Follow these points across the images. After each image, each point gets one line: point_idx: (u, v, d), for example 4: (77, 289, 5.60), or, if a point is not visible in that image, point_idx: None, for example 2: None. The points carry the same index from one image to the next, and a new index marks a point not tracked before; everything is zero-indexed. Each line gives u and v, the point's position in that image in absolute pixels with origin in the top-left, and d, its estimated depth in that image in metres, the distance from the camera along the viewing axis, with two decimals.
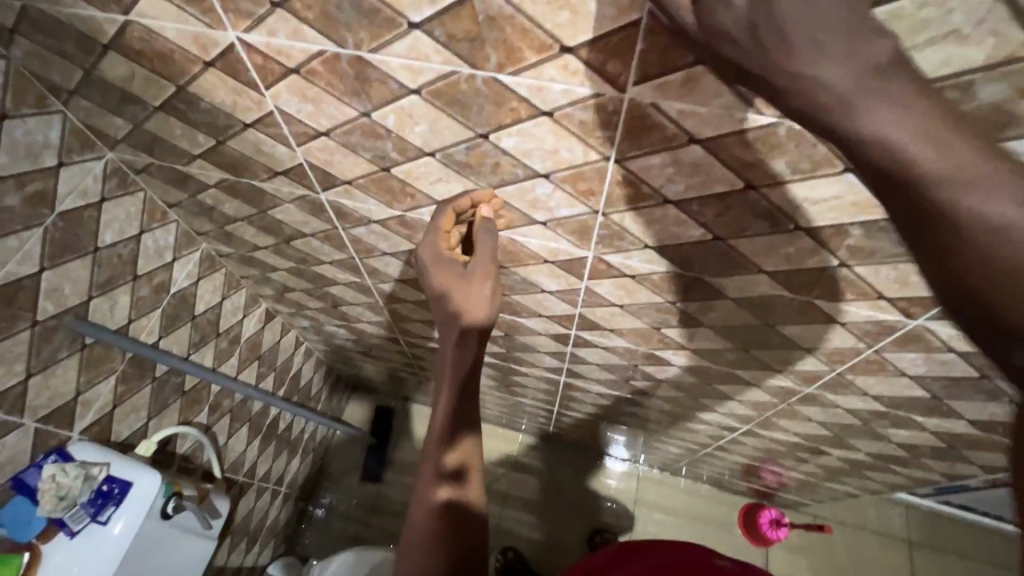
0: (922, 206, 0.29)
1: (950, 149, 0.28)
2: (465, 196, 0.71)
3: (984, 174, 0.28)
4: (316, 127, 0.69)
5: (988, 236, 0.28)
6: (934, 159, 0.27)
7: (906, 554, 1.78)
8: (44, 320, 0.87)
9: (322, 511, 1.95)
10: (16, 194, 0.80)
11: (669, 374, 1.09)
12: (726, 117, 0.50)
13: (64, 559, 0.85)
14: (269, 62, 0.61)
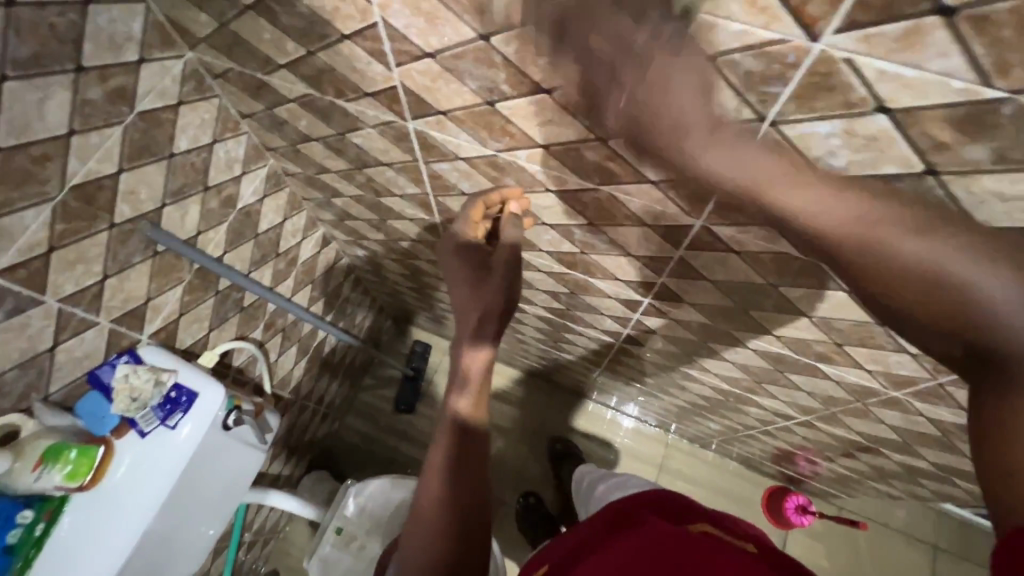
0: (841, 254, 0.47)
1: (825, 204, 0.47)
2: (497, 193, 0.84)
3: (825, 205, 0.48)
4: (424, 47, 0.62)
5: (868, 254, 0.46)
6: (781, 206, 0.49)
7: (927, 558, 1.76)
8: (121, 223, 0.86)
9: (355, 433, 2.03)
10: (99, 88, 0.76)
11: (738, 356, 1.04)
12: (940, 84, 0.41)
13: (136, 456, 0.89)
14: None
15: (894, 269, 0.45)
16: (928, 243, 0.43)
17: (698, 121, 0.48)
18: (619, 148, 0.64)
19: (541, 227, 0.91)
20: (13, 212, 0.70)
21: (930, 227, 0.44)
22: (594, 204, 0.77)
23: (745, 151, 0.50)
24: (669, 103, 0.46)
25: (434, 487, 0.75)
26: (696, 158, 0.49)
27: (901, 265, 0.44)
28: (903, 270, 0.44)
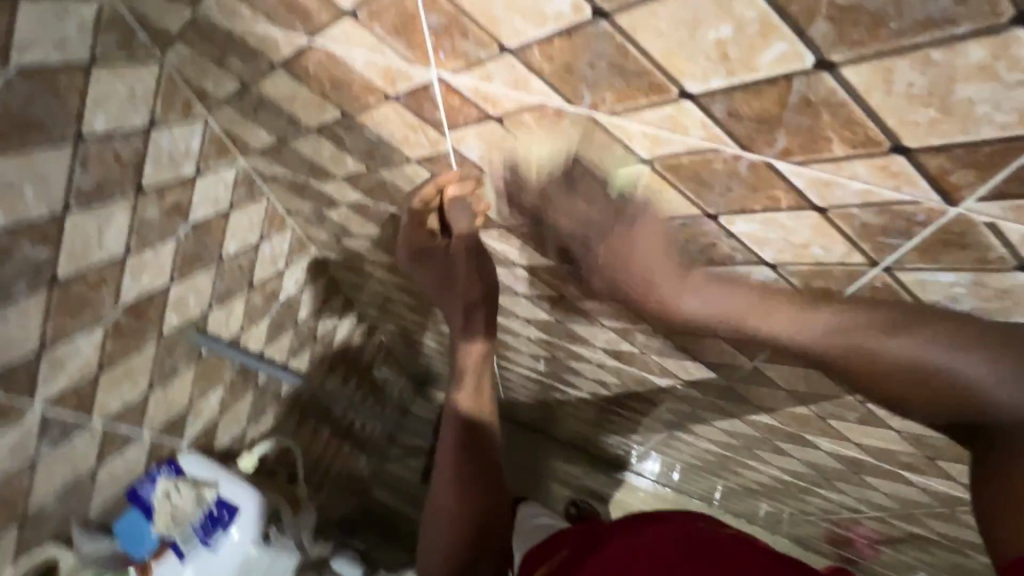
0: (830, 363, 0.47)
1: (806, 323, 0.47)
2: (430, 183, 0.63)
3: (778, 312, 0.49)
4: (496, 175, 0.60)
5: (880, 363, 0.44)
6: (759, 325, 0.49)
7: None
8: (169, 333, 0.84)
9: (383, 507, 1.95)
10: (157, 206, 0.75)
11: (808, 455, 0.97)
12: None
13: None
14: (466, 106, 0.52)
15: (892, 370, 0.44)
16: (901, 343, 0.43)
17: (663, 277, 0.53)
18: None
19: (600, 327, 0.87)
20: (68, 340, 0.68)
21: (902, 323, 0.44)
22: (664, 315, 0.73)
23: (716, 292, 0.52)
24: (630, 269, 0.52)
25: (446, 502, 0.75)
26: (673, 310, 0.53)
27: (887, 370, 0.44)
28: (874, 367, 0.45)
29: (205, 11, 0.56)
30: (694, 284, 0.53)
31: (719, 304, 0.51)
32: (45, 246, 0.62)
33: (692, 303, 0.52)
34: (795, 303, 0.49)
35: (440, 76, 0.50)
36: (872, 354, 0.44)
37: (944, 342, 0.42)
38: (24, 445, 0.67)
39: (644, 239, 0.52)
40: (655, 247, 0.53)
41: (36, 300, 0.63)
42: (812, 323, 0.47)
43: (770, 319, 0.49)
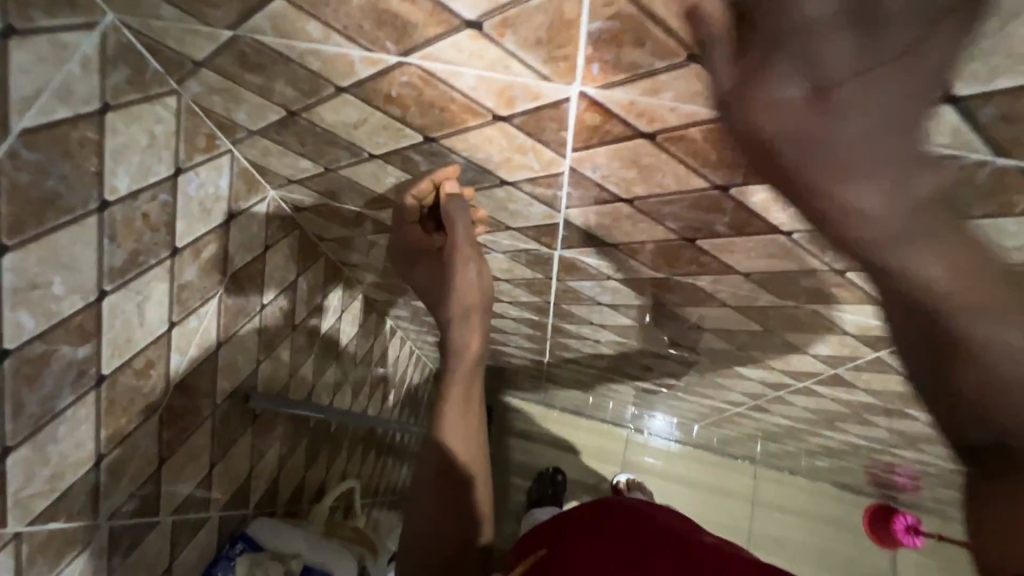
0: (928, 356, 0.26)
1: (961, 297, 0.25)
2: (426, 177, 0.56)
3: (921, 226, 0.24)
4: (621, 194, 0.51)
5: (992, 353, 0.24)
6: (936, 280, 0.25)
7: None
8: (222, 401, 0.74)
9: None
10: (194, 265, 0.63)
11: (900, 425, 0.95)
12: None
13: None
14: (607, 124, 0.43)
15: None
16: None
17: (901, 228, 0.24)
18: (853, 279, 0.54)
19: (693, 329, 0.81)
20: (124, 441, 0.58)
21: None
22: (783, 317, 0.67)
23: (943, 248, 0.25)
24: (811, 182, 0.25)
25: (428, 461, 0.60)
26: (852, 210, 0.25)
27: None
28: (1004, 391, 0.24)
29: (252, 31, 0.43)
30: (931, 224, 0.25)
31: (942, 253, 0.25)
32: (85, 343, 0.51)
33: (920, 252, 0.25)
34: (1019, 282, 0.24)
35: (584, 91, 0.40)
36: (1014, 363, 0.24)
37: None
38: (96, 566, 0.58)
39: (905, 109, 0.23)
40: (853, 139, 0.23)
41: (85, 406, 0.53)
42: (937, 259, 0.24)
43: (909, 248, 0.25)
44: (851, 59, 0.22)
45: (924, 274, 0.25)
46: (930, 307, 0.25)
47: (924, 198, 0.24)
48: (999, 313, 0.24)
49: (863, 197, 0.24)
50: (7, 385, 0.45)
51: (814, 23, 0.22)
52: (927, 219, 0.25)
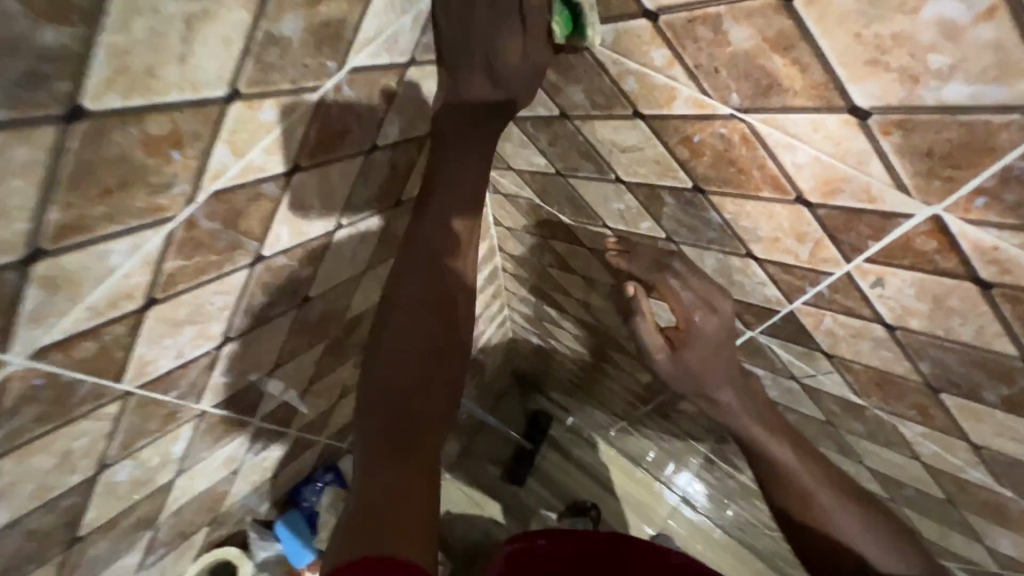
0: (774, 497, 0.54)
1: (791, 474, 0.53)
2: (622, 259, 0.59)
3: (767, 421, 0.56)
4: (885, 319, 0.46)
5: (795, 492, 0.52)
6: (782, 452, 0.54)
7: None
8: (369, 344, 0.77)
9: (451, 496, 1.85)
10: (404, 219, 0.66)
11: None
12: None
13: None
14: (935, 254, 0.37)
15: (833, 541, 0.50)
16: (849, 510, 0.51)
17: (718, 350, 0.54)
18: None
19: (851, 461, 0.72)
20: (296, 356, 0.62)
21: (833, 482, 0.53)
22: (984, 499, 0.58)
23: (749, 407, 0.56)
24: (689, 354, 0.54)
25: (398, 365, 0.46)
26: (712, 392, 0.55)
27: (825, 522, 0.51)
28: (810, 517, 0.51)
29: (589, 37, 0.42)
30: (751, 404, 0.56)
31: (763, 425, 0.55)
32: (309, 266, 0.54)
33: (727, 392, 0.55)
34: (809, 451, 0.55)
35: (938, 216, 0.35)
36: (829, 515, 0.51)
37: (837, 500, 0.51)
38: (234, 456, 0.63)
39: (705, 344, 0.54)
40: (713, 346, 0.54)
41: (285, 320, 0.56)
42: (749, 420, 0.55)
43: (745, 420, 0.55)
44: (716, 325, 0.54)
45: (758, 435, 0.55)
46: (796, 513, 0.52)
47: (751, 387, 0.57)
48: (806, 464, 0.53)
49: (729, 402, 0.55)
50: (251, 286, 0.48)
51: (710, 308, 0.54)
52: (751, 388, 0.57)
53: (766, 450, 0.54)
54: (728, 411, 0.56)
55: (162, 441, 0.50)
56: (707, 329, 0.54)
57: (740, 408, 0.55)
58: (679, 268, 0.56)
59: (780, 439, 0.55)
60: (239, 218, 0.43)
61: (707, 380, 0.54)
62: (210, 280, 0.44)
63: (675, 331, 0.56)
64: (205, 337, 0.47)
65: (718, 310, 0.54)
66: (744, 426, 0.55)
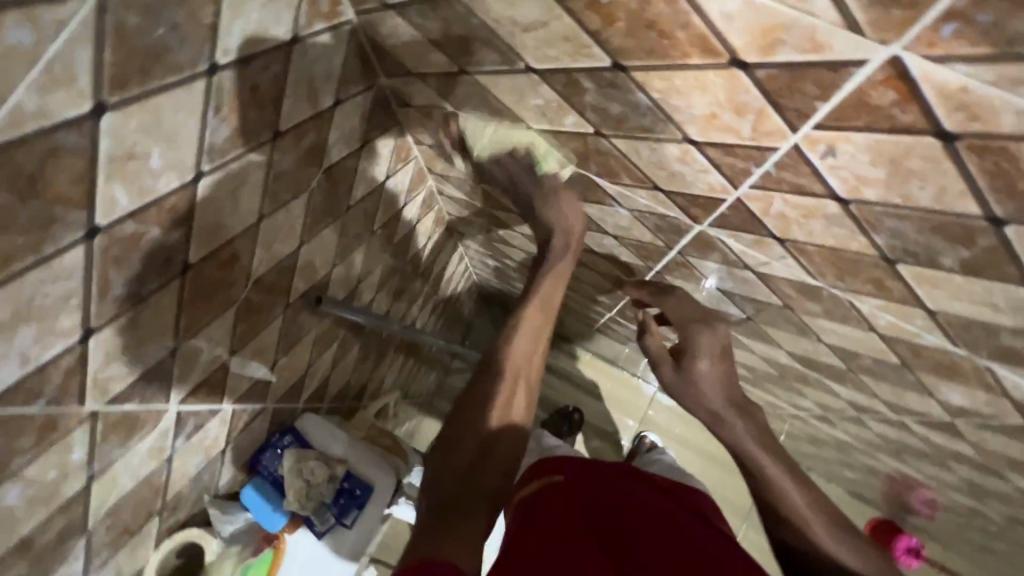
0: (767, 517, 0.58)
1: (785, 495, 0.57)
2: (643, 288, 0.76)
3: (766, 441, 0.61)
4: (837, 193, 0.41)
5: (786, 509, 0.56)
6: (773, 466, 0.59)
7: None
8: (295, 300, 0.70)
9: None
10: (292, 154, 0.55)
11: (982, 478, 0.88)
12: None
13: (309, 558, 0.77)
14: (893, 108, 0.31)
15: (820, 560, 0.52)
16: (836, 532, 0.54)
17: (716, 358, 0.65)
18: None
19: (810, 339, 0.72)
20: (200, 330, 0.54)
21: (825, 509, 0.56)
22: (938, 360, 0.58)
23: (749, 432, 0.62)
24: (699, 374, 0.65)
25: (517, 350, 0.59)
26: (703, 396, 0.65)
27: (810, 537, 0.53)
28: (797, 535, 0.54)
29: None
30: (749, 428, 0.62)
31: (763, 442, 0.61)
32: (176, 228, 0.45)
33: (734, 419, 0.63)
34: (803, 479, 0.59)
35: (897, 58, 0.28)
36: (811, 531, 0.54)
37: (825, 523, 0.54)
38: (161, 445, 0.58)
39: (710, 358, 0.65)
40: (713, 357, 0.65)
41: (170, 294, 0.48)
42: (750, 443, 0.61)
43: (745, 437, 0.61)
44: (713, 337, 0.66)
45: (757, 455, 0.60)
46: (783, 527, 0.56)
47: (753, 412, 0.64)
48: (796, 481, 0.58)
49: (735, 422, 0.62)
50: (97, 264, 0.39)
51: (705, 317, 0.68)
52: (753, 412, 0.64)
53: (762, 466, 0.59)
54: (728, 426, 0.63)
55: (50, 454, 0.44)
56: (701, 338, 0.66)
57: (743, 429, 0.62)
58: (676, 295, 0.72)
59: (776, 460, 0.60)
60: (39, 184, 0.33)
61: (707, 393, 0.64)
62: (29, 267, 0.35)
63: (677, 352, 0.68)
64: (56, 333, 0.39)
65: (713, 326, 0.67)
66: (745, 443, 0.61)
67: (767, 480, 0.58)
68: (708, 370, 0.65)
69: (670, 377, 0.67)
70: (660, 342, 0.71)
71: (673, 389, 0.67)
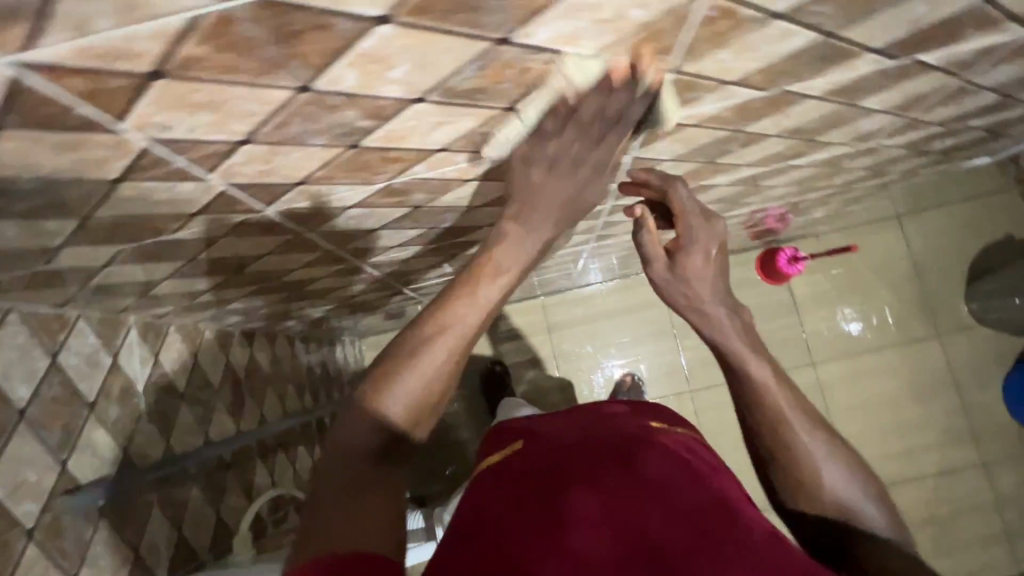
0: (760, 419, 0.72)
1: (777, 412, 0.71)
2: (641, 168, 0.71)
3: (756, 358, 0.73)
4: (230, 139, 0.43)
5: (777, 423, 0.71)
6: (757, 370, 0.72)
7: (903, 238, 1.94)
8: (40, 522, 0.68)
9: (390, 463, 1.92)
10: None
11: (713, 194, 0.99)
12: None
13: None
14: (101, 82, 0.33)
15: (802, 467, 0.69)
16: (817, 445, 0.70)
17: (708, 264, 0.72)
18: (531, 105, 0.50)
19: (474, 210, 0.77)
20: None
21: (802, 423, 0.71)
22: None
23: (732, 333, 0.73)
24: (696, 274, 0.72)
25: (431, 367, 0.52)
26: (700, 301, 0.73)
27: (798, 453, 0.69)
28: (788, 441, 0.70)
29: None
30: (735, 338, 0.73)
31: (755, 357, 0.73)
32: None
33: (720, 324, 0.73)
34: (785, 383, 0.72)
35: (18, 62, 0.30)
36: (794, 449, 0.70)
37: (816, 444, 0.70)
38: None
39: (701, 278, 0.72)
40: (710, 269, 0.73)
41: None
42: (758, 365, 0.72)
43: (747, 355, 0.72)
44: (703, 223, 0.70)
45: (754, 368, 0.72)
46: (783, 447, 0.71)
47: (744, 320, 0.74)
48: (787, 388, 0.72)
49: (725, 339, 0.73)
50: None
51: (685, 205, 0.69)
52: (740, 313, 0.73)
53: (757, 377, 0.72)
54: (727, 347, 0.73)
55: None
56: (698, 234, 0.70)
57: (733, 334, 0.73)
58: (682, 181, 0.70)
59: (744, 340, 0.73)
60: None
61: (700, 291, 0.72)
62: None
63: (675, 244, 0.72)
64: None
65: (711, 220, 0.71)
66: (732, 343, 0.73)
67: (757, 383, 0.72)
68: (699, 266, 0.72)
69: (665, 274, 0.72)
70: (657, 239, 0.71)
71: (662, 285, 0.73)
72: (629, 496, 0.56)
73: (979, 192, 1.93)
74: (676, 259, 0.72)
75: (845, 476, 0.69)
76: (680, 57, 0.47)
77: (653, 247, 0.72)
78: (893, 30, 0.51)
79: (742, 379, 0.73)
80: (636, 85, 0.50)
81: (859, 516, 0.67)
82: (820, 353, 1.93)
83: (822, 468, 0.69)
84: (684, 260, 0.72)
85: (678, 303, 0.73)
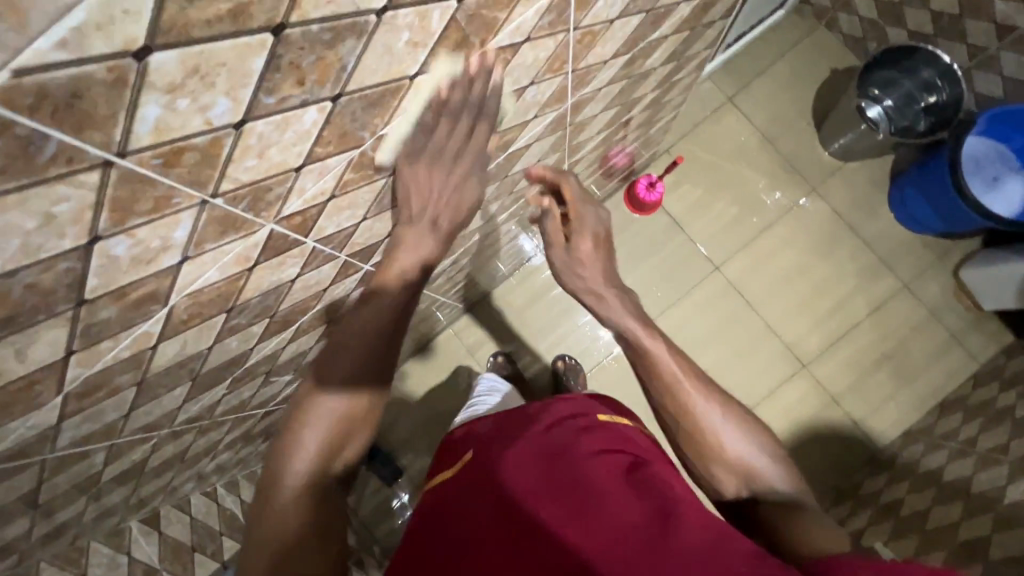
0: (643, 373, 0.92)
1: (679, 380, 0.89)
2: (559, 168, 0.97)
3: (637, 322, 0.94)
4: None
5: (696, 408, 0.87)
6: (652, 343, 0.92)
7: (742, 116, 1.97)
8: None
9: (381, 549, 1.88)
10: None
11: None
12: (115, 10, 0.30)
13: None
14: None
15: (721, 445, 0.85)
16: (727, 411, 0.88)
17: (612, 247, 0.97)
18: (101, 290, 0.49)
19: (216, 348, 0.76)
20: None
21: (723, 406, 0.88)
22: (196, 310, 0.63)
23: (621, 311, 0.95)
24: (587, 262, 0.94)
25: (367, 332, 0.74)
26: (589, 282, 0.95)
27: (699, 412, 0.87)
28: (673, 393, 0.88)
29: None
30: (633, 323, 0.94)
31: (641, 325, 0.94)
32: None
33: (606, 307, 0.96)
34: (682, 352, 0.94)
35: None
36: (720, 432, 0.86)
37: (735, 429, 0.86)
38: None
39: (595, 266, 0.95)
40: (598, 255, 0.95)
41: None
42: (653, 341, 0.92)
43: (626, 319, 0.94)
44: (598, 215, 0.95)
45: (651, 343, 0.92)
46: (670, 390, 0.89)
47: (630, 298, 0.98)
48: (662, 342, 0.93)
49: (612, 316, 0.95)
50: None
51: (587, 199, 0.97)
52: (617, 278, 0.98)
53: (649, 347, 0.92)
54: (595, 300, 0.96)
55: None
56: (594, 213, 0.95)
57: (617, 304, 0.95)
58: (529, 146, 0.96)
59: (640, 323, 0.94)
60: None
61: (589, 270, 0.94)
62: None
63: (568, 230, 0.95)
64: None
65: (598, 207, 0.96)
66: (627, 325, 0.94)
67: (651, 356, 0.91)
68: (590, 250, 0.94)
69: (562, 255, 0.95)
70: (556, 227, 0.95)
71: (562, 266, 0.96)
72: (581, 491, 0.67)
73: (786, 44, 1.98)
74: (569, 240, 0.94)
75: (759, 449, 0.85)
76: (196, 189, 0.46)
77: (557, 241, 0.95)
78: (408, 58, 0.51)
79: (634, 345, 0.93)
80: (191, 223, 0.50)
81: (769, 481, 0.83)
82: (720, 255, 1.93)
83: (734, 444, 0.85)
84: (578, 240, 0.94)
85: (574, 286, 0.96)
